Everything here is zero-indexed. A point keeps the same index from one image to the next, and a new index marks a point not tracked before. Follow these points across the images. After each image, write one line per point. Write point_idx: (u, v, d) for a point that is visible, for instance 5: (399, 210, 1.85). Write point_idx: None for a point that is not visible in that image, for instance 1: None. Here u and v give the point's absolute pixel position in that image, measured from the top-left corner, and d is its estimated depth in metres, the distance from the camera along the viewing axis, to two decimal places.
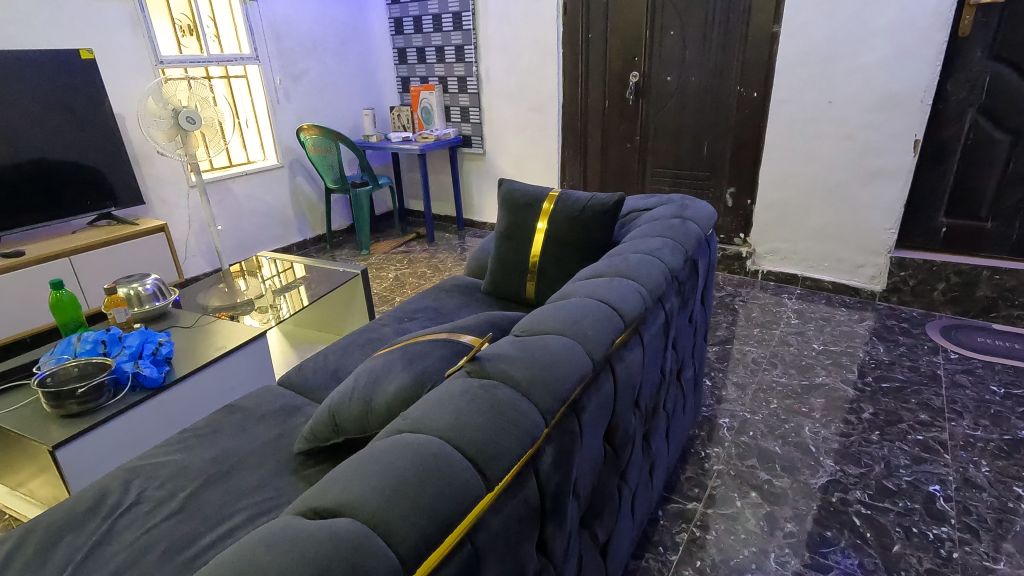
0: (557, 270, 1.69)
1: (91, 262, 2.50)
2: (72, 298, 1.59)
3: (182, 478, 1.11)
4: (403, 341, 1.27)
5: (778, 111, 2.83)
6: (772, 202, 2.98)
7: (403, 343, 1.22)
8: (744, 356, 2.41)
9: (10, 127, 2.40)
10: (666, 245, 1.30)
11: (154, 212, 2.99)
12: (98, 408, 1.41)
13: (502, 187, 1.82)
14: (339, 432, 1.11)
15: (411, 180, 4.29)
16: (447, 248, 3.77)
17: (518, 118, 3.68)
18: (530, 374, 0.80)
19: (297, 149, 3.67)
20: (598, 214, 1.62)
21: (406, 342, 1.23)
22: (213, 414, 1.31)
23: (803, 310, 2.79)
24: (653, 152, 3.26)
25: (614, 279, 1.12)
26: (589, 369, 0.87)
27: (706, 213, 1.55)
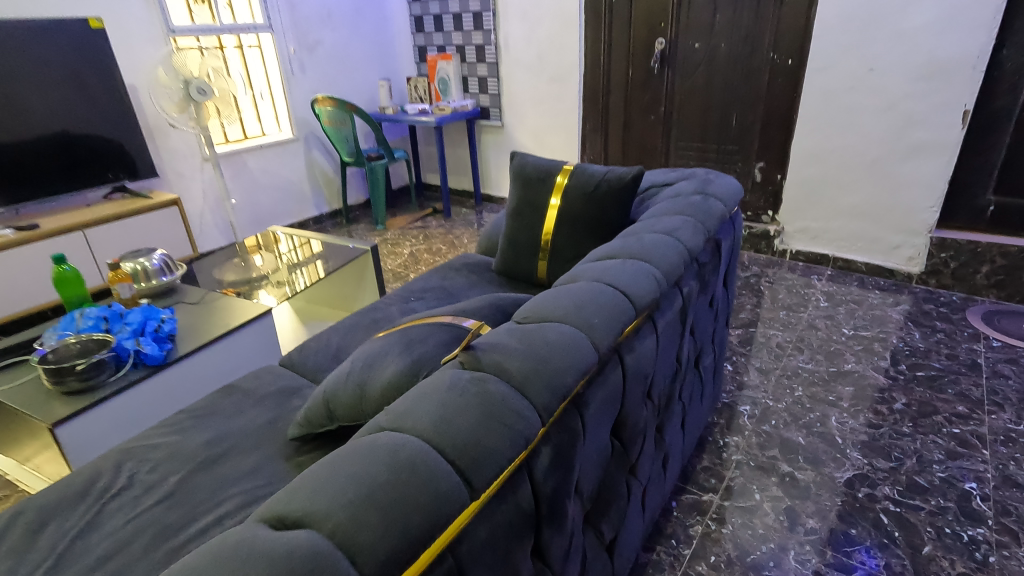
0: (570, 249, 1.60)
1: (105, 236, 2.49)
2: (75, 273, 1.57)
3: (174, 462, 1.08)
4: (403, 323, 1.21)
5: (813, 80, 2.64)
6: (804, 177, 2.82)
7: (402, 326, 1.16)
8: (769, 340, 2.30)
9: (22, 99, 2.38)
10: (686, 223, 1.20)
11: (169, 185, 2.98)
12: (99, 385, 1.39)
13: (514, 160, 1.72)
14: (332, 419, 1.05)
15: (428, 153, 4.20)
16: (464, 224, 3.70)
17: (537, 89, 3.54)
18: (526, 366, 0.73)
19: (312, 121, 3.61)
20: (614, 190, 1.53)
21: (406, 324, 1.17)
22: (210, 395, 1.28)
23: (833, 293, 2.66)
24: (678, 125, 3.11)
25: (626, 261, 1.04)
26: (593, 361, 0.79)
27: (731, 189, 1.44)
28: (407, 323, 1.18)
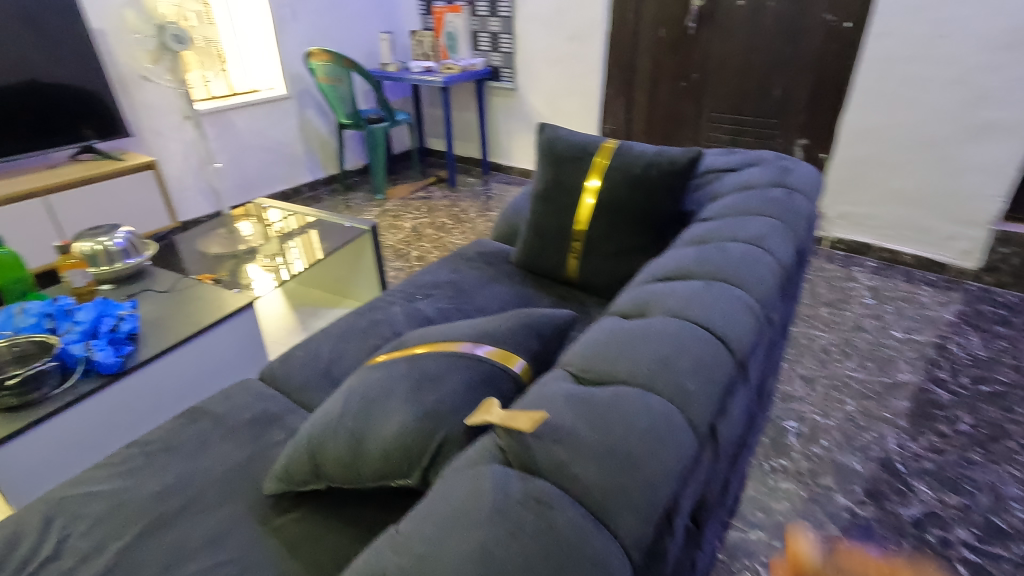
0: (609, 244, 1.34)
1: (71, 203, 2.21)
2: (14, 258, 1.33)
3: (116, 521, 0.85)
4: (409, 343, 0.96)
5: (874, 46, 2.30)
6: (851, 159, 2.52)
7: (409, 350, 0.92)
8: (812, 343, 2.07)
9: None
10: (774, 230, 0.95)
11: (146, 146, 2.67)
12: (41, 400, 1.14)
13: (542, 134, 1.45)
14: (320, 476, 0.82)
15: (432, 116, 3.87)
16: (471, 195, 3.41)
17: (555, 49, 3.20)
18: (601, 475, 0.50)
19: (306, 77, 3.27)
20: (666, 176, 1.26)
21: (414, 347, 0.92)
22: (171, 422, 1.04)
23: (878, 287, 2.40)
24: (712, 93, 2.79)
25: (709, 284, 0.79)
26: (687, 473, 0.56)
27: (814, 180, 1.17)
28: (415, 345, 0.94)
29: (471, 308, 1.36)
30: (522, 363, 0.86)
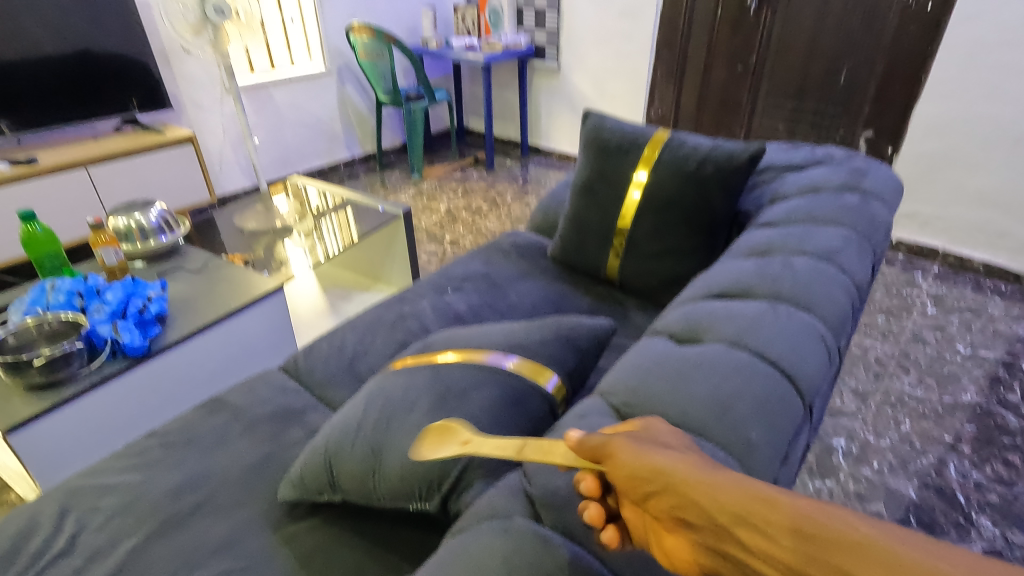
0: (654, 244, 1.24)
1: (112, 175, 2.22)
2: (48, 234, 1.31)
3: (130, 517, 0.82)
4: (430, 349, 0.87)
5: (959, 31, 2.07)
6: (921, 155, 2.30)
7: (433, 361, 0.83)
8: (866, 354, 1.93)
9: (14, 11, 2.07)
10: (849, 242, 0.85)
11: (187, 119, 2.67)
12: (68, 380, 1.13)
13: (587, 120, 1.35)
14: (336, 488, 0.77)
15: (473, 95, 3.78)
16: (508, 178, 3.32)
17: (604, 27, 3.05)
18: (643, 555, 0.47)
19: (346, 52, 3.21)
20: (722, 172, 1.15)
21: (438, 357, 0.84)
22: (192, 412, 1.01)
23: (942, 295, 2.22)
24: (772, 78, 2.60)
25: (774, 305, 0.71)
26: None
27: (892, 183, 1.05)
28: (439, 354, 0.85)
29: (504, 304, 1.29)
30: (555, 379, 0.79)
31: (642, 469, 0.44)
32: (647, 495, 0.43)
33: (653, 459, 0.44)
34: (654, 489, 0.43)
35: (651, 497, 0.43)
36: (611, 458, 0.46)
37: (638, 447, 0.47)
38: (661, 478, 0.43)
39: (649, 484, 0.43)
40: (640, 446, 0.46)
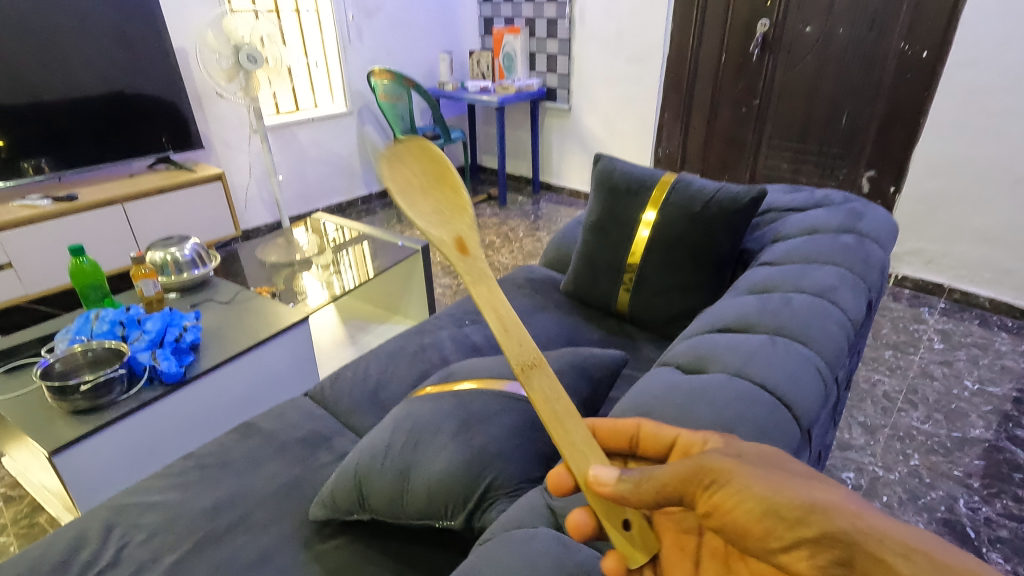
0: (663, 279, 1.31)
1: (146, 210, 2.34)
2: (94, 266, 1.41)
3: (171, 534, 0.88)
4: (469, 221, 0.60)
5: (954, 77, 2.16)
6: (924, 194, 2.36)
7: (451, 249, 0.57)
8: (874, 388, 1.95)
9: (63, 59, 2.21)
10: (844, 280, 0.91)
11: (216, 157, 2.81)
12: (109, 405, 1.20)
13: (598, 163, 1.44)
14: (364, 507, 0.83)
15: (486, 134, 3.93)
16: (520, 214, 3.42)
17: (613, 71, 3.19)
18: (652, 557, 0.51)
19: (367, 94, 3.37)
20: (726, 213, 1.22)
21: (465, 248, 0.58)
22: (227, 436, 1.07)
23: (949, 331, 2.24)
24: (775, 120, 2.69)
25: (774, 338, 0.76)
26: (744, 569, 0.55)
27: (888, 225, 1.12)
28: (470, 244, 0.59)
29: None
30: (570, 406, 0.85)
31: (784, 515, 0.46)
32: (787, 539, 0.46)
33: (793, 506, 0.46)
34: (798, 542, 0.45)
35: (793, 545, 0.46)
36: (740, 499, 0.47)
37: (760, 480, 0.48)
38: (818, 531, 0.45)
39: (795, 536, 0.45)
40: (773, 488, 0.47)
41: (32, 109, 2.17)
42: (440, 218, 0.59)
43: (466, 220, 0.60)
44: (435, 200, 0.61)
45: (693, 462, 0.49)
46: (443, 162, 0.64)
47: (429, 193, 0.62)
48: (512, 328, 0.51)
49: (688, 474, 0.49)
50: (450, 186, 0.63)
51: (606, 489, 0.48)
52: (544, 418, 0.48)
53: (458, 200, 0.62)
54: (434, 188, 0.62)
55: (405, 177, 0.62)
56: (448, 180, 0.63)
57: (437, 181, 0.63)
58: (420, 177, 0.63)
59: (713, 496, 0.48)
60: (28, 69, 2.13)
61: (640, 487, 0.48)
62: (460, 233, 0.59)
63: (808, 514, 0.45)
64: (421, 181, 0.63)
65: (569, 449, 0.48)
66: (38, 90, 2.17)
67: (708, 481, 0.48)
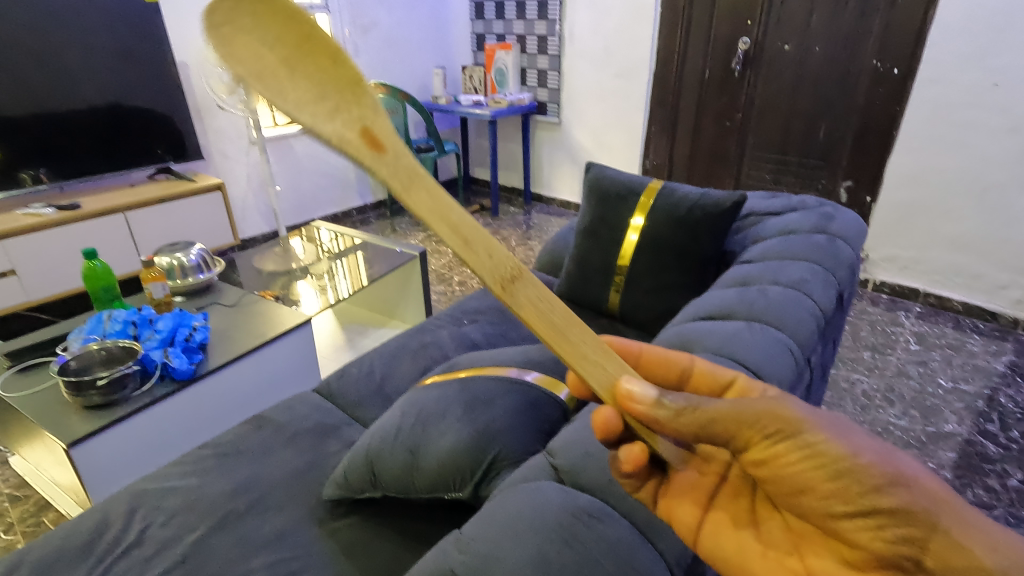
0: (651, 280, 1.39)
1: (147, 219, 2.39)
2: (106, 269, 1.47)
3: (191, 515, 0.93)
4: (373, 97, 0.44)
5: (923, 93, 2.28)
6: (898, 203, 2.47)
7: (365, 149, 0.44)
8: (853, 387, 2.04)
9: (67, 71, 2.25)
10: (815, 275, 0.99)
11: (214, 168, 2.87)
12: (122, 401, 1.25)
13: (590, 172, 1.52)
14: (376, 485, 0.89)
15: (479, 147, 4.03)
16: (512, 224, 3.50)
17: (601, 86, 3.31)
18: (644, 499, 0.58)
19: None
20: (709, 217, 1.30)
21: (380, 142, 0.44)
22: (239, 427, 1.13)
23: (924, 333, 2.34)
24: (757, 133, 2.81)
25: (750, 324, 0.84)
26: None
27: (857, 227, 1.21)
28: (385, 137, 0.44)
29: (515, 334, 1.43)
30: (567, 391, 0.92)
31: (858, 482, 0.48)
32: (857, 511, 0.48)
33: (876, 478, 0.48)
34: (867, 511, 0.47)
35: (857, 513, 0.48)
36: (812, 454, 0.49)
37: (836, 445, 0.49)
38: (893, 506, 0.47)
39: (864, 504, 0.48)
40: (853, 453, 0.49)
41: (38, 119, 2.22)
42: (326, 112, 0.43)
43: (367, 100, 0.44)
44: (311, 73, 0.43)
45: (768, 408, 0.51)
46: (296, 4, 0.42)
47: (297, 67, 0.42)
48: (473, 238, 0.46)
49: (763, 421, 0.50)
50: (322, 45, 0.43)
51: (639, 407, 0.49)
52: (537, 328, 0.47)
53: (342, 68, 0.43)
54: (301, 51, 0.43)
55: (248, 49, 0.41)
56: (313, 32, 0.43)
57: (299, 38, 0.42)
58: (271, 37, 0.42)
59: (781, 446, 0.50)
60: (32, 81, 2.18)
61: (680, 415, 0.50)
62: (368, 124, 0.44)
63: (886, 488, 0.47)
64: (278, 50, 0.42)
65: (584, 363, 0.49)
66: (42, 102, 2.22)
67: (780, 430, 0.50)
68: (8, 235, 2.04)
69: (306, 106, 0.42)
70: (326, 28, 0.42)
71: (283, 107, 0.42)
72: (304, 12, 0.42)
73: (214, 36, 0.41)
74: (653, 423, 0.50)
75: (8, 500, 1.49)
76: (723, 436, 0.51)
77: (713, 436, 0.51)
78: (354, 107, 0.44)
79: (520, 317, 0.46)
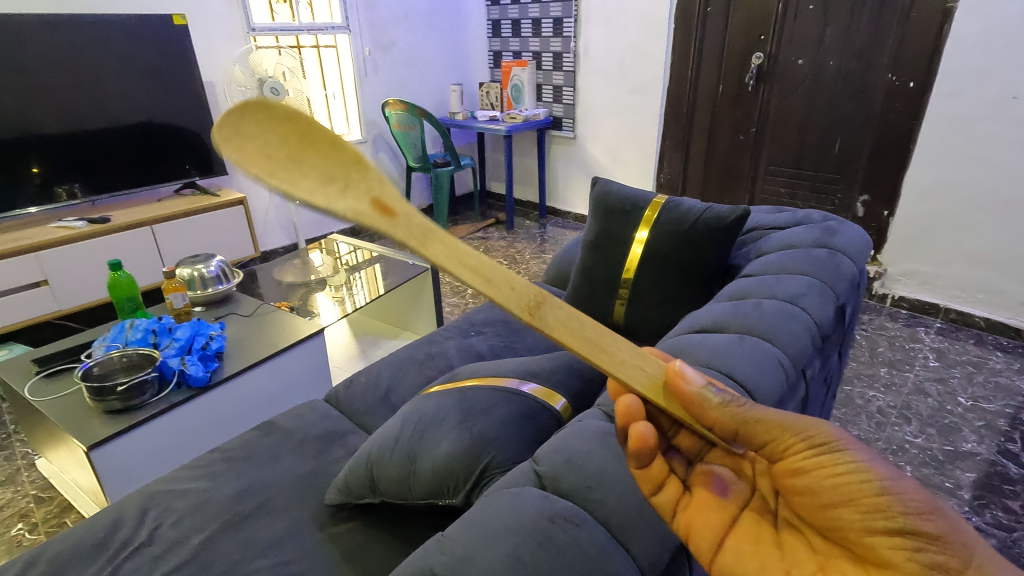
0: (654, 293, 1.40)
1: (172, 232, 2.48)
2: (129, 279, 1.54)
3: (200, 516, 0.97)
4: (375, 169, 0.44)
5: (939, 106, 2.25)
6: (916, 217, 2.43)
7: (379, 219, 0.44)
8: (868, 404, 1.99)
9: (100, 91, 2.37)
10: (812, 290, 1.00)
11: (237, 183, 2.96)
12: (141, 406, 1.30)
13: (596, 186, 1.55)
14: (375, 491, 0.92)
15: (495, 161, 4.09)
16: (527, 238, 3.53)
17: (615, 102, 3.34)
18: (624, 507, 0.60)
19: (381, 124, 3.53)
20: (712, 231, 1.31)
21: (391, 209, 0.44)
22: (249, 433, 1.17)
23: (944, 350, 2.28)
24: (771, 147, 2.80)
25: (743, 337, 0.85)
26: None
27: (860, 242, 1.21)
28: (396, 203, 0.44)
29: (520, 346, 1.45)
30: (563, 401, 0.94)
31: (897, 501, 0.47)
32: (892, 529, 0.47)
33: (916, 501, 0.47)
34: (906, 530, 0.46)
35: (894, 531, 0.47)
36: (853, 468, 0.49)
37: (876, 465, 0.50)
38: (933, 531, 0.46)
39: (901, 523, 0.46)
40: (894, 476, 0.49)
41: (73, 137, 2.33)
42: (335, 191, 0.42)
43: (374, 177, 0.44)
44: (314, 162, 0.43)
45: (811, 420, 0.52)
46: (290, 106, 0.43)
47: (298, 159, 0.43)
48: (493, 276, 0.45)
49: (806, 429, 0.51)
50: (323, 139, 0.43)
51: (687, 387, 0.49)
52: (576, 344, 0.45)
53: (339, 149, 0.43)
54: (298, 144, 0.43)
55: (253, 151, 0.42)
56: (309, 126, 0.44)
57: (296, 134, 0.43)
58: (278, 142, 0.43)
59: (822, 456, 0.50)
60: (68, 101, 2.30)
61: (724, 406, 0.51)
62: (376, 194, 0.44)
63: (927, 513, 0.46)
64: (283, 151, 0.42)
65: (621, 367, 0.47)
66: (78, 121, 2.33)
67: (822, 440, 0.51)
68: (41, 247, 2.14)
69: (314, 189, 0.42)
70: (319, 119, 0.44)
71: (293, 196, 0.42)
72: (299, 110, 0.43)
73: (221, 146, 0.42)
74: (697, 408, 0.49)
75: (32, 501, 1.55)
76: (762, 438, 0.52)
77: (752, 434, 0.52)
78: (360, 183, 0.44)
79: (555, 338, 0.45)
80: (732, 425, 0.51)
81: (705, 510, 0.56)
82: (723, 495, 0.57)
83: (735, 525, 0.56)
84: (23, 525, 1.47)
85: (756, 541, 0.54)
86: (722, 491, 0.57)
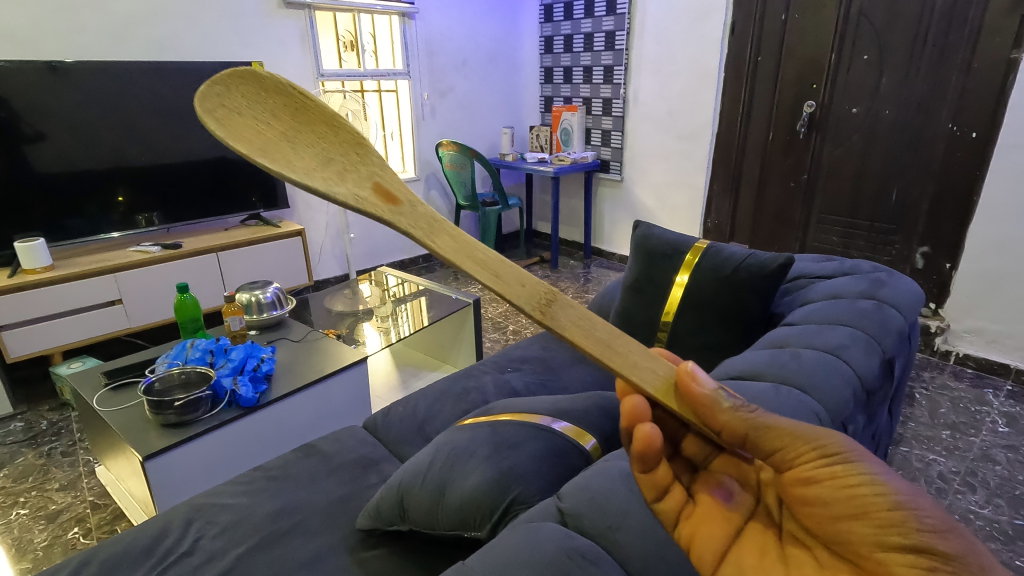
0: (693, 337, 1.39)
1: (235, 259, 2.63)
2: (193, 302, 1.65)
3: (239, 531, 1.01)
4: (377, 156, 0.48)
5: (1006, 158, 2.15)
6: (982, 271, 2.30)
7: (381, 204, 0.47)
8: (927, 468, 1.84)
9: (182, 129, 2.58)
10: (856, 341, 0.98)
11: (297, 216, 3.14)
12: (194, 421, 1.37)
13: (638, 230, 1.57)
14: (404, 518, 0.93)
15: (543, 202, 4.17)
16: (570, 277, 3.54)
17: (663, 147, 3.37)
18: (644, 550, 0.59)
19: (434, 163, 3.68)
20: (755, 277, 1.29)
21: (394, 196, 0.48)
22: (290, 454, 1.22)
23: (1015, 415, 2.10)
24: (824, 195, 2.74)
25: (778, 386, 0.84)
26: None
27: (910, 296, 1.17)
28: (397, 190, 0.48)
29: (556, 384, 1.46)
30: (594, 441, 0.93)
31: (912, 518, 0.47)
32: (904, 546, 0.47)
33: (933, 521, 0.47)
34: (920, 548, 0.46)
35: (907, 548, 0.46)
36: (866, 480, 0.50)
37: (892, 482, 0.50)
38: (949, 550, 0.45)
39: (915, 540, 0.46)
40: (909, 492, 0.49)
41: (154, 169, 2.55)
42: (336, 174, 0.46)
43: (373, 159, 0.48)
44: (316, 144, 0.47)
45: (825, 431, 0.53)
46: (292, 86, 0.47)
47: (300, 139, 0.46)
48: (504, 271, 0.47)
49: (818, 438, 0.52)
50: (319, 117, 0.48)
51: (698, 390, 0.51)
52: (584, 346, 0.47)
53: (343, 132, 0.47)
54: (300, 126, 0.47)
55: (253, 129, 0.45)
56: (311, 109, 0.48)
57: (298, 117, 0.47)
58: (272, 118, 0.46)
59: (834, 466, 0.51)
60: (154, 138, 2.51)
61: (734, 410, 0.52)
62: (377, 180, 0.48)
63: (943, 531, 0.46)
64: (278, 128, 0.46)
65: (632, 370, 0.49)
66: (160, 155, 2.54)
67: (833, 451, 0.52)
68: (118, 269, 2.32)
69: (317, 172, 0.46)
70: (323, 104, 0.48)
71: (295, 175, 0.45)
72: (303, 92, 0.47)
73: (219, 121, 0.44)
74: (706, 411, 0.51)
75: (89, 507, 1.64)
76: (771, 445, 0.53)
77: (761, 441, 0.53)
78: (361, 167, 0.47)
79: (563, 338, 0.47)
80: (741, 431, 0.52)
81: (709, 521, 0.59)
82: (726, 504, 0.60)
83: (740, 537, 0.57)
84: (78, 529, 1.55)
85: (761, 555, 0.55)
86: (725, 501, 0.60)
